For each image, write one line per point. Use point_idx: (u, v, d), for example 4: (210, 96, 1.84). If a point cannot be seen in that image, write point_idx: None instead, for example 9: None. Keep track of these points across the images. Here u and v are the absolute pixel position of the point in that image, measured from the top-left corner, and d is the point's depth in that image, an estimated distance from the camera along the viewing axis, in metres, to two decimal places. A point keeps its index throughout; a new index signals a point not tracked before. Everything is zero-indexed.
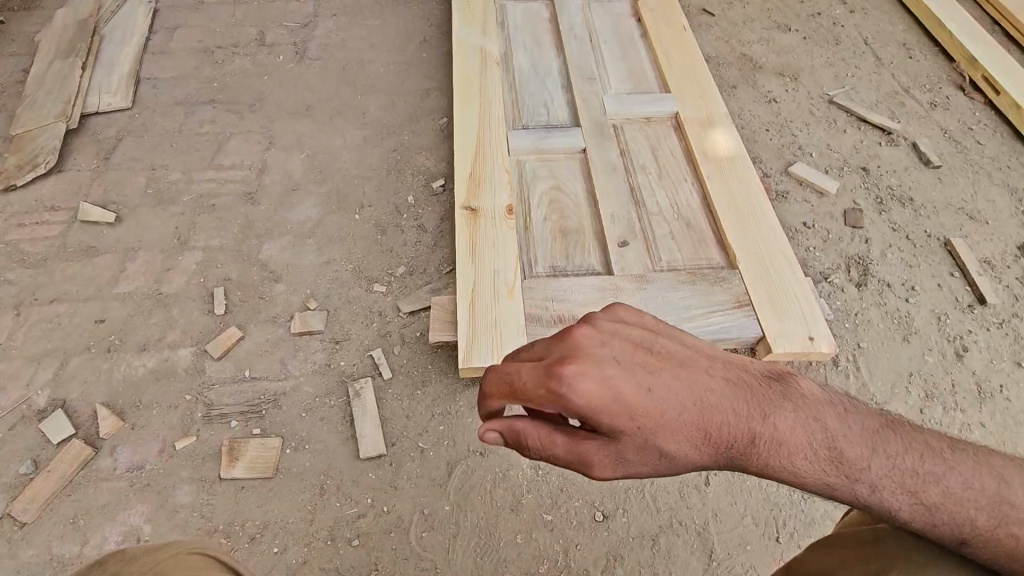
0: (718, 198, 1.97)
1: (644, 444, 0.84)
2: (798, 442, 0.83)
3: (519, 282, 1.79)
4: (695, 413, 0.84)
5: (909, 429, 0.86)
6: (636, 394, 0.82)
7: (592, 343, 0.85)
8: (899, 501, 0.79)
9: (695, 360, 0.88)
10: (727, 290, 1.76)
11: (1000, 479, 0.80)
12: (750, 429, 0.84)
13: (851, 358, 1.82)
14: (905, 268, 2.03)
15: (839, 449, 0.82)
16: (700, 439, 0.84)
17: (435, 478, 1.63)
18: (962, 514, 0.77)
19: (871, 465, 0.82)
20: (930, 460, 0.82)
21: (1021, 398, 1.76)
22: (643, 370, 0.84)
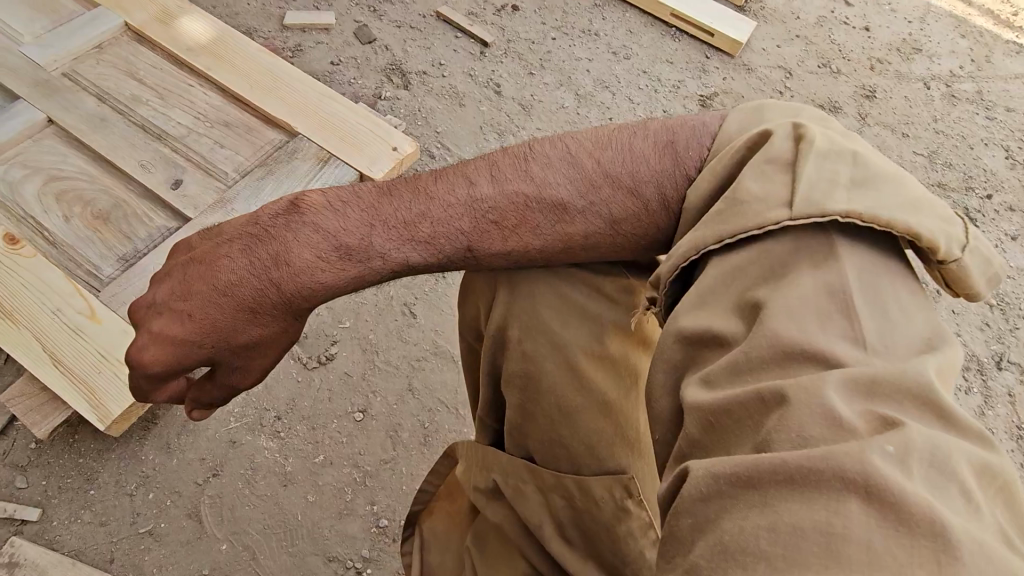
0: (235, 84, 1.77)
1: (245, 345, 0.84)
2: (376, 246, 0.81)
3: (96, 302, 1.41)
4: (254, 289, 0.80)
5: (491, 157, 0.85)
6: (188, 315, 0.81)
7: (145, 303, 0.85)
8: (500, 239, 0.80)
9: (237, 238, 0.83)
10: (306, 157, 1.69)
11: (572, 157, 0.82)
12: (319, 266, 0.80)
13: (439, 144, 2.04)
14: (426, 51, 2.25)
15: (421, 223, 0.81)
16: (280, 310, 0.82)
17: (189, 538, 1.35)
18: (515, 208, 0.81)
19: (427, 224, 0.81)
20: (513, 175, 0.82)
21: (547, 95, 2.22)
22: (200, 284, 0.82)
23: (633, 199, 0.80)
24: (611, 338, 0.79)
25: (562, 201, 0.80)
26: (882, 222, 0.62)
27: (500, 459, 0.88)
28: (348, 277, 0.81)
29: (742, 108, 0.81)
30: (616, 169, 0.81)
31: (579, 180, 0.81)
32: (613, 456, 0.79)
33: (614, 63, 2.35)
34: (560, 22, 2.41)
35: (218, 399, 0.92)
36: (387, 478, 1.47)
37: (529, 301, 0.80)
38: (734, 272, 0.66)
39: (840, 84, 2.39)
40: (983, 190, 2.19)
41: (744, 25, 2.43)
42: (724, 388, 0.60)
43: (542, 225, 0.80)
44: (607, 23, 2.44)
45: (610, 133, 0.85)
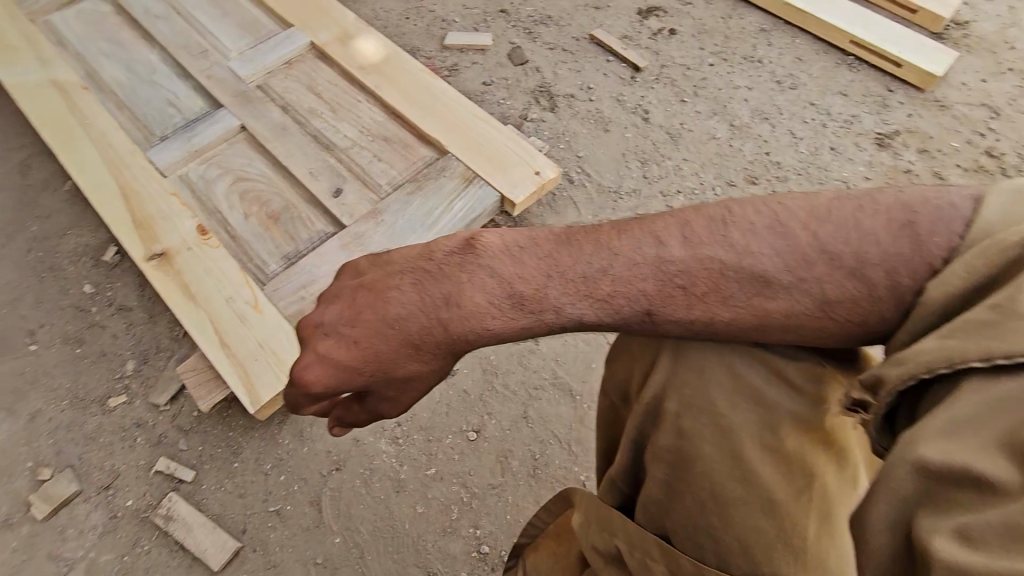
0: (397, 102, 1.88)
1: (401, 378, 0.86)
2: (551, 298, 0.79)
3: (261, 293, 1.58)
4: (421, 326, 0.82)
5: (683, 214, 0.79)
6: (354, 343, 0.85)
7: (315, 322, 0.90)
8: (686, 307, 0.73)
9: (408, 271, 0.86)
10: (453, 175, 1.75)
11: (784, 226, 0.74)
12: (490, 312, 0.80)
13: (579, 169, 2.01)
14: (576, 74, 2.24)
15: (599, 280, 0.78)
16: (442, 349, 0.83)
17: (308, 525, 1.45)
18: (706, 272, 0.74)
19: (609, 280, 0.77)
20: (712, 239, 0.75)
21: (698, 124, 2.10)
22: (369, 315, 0.85)
23: (855, 281, 0.70)
24: (789, 431, 0.69)
25: (766, 274, 0.73)
26: None
27: (627, 527, 0.78)
28: (520, 326, 0.80)
29: (1000, 187, 0.69)
30: (836, 246, 0.72)
31: (790, 253, 0.72)
32: (771, 560, 0.68)
33: (777, 93, 2.16)
34: (719, 48, 2.28)
35: (362, 419, 0.96)
36: (493, 504, 1.46)
37: (696, 377, 0.72)
38: (1000, 399, 0.55)
39: None
40: None
41: (942, 56, 2.12)
42: (993, 552, 0.49)
43: (739, 299, 0.73)
44: (773, 50, 2.26)
45: (830, 200, 0.75)
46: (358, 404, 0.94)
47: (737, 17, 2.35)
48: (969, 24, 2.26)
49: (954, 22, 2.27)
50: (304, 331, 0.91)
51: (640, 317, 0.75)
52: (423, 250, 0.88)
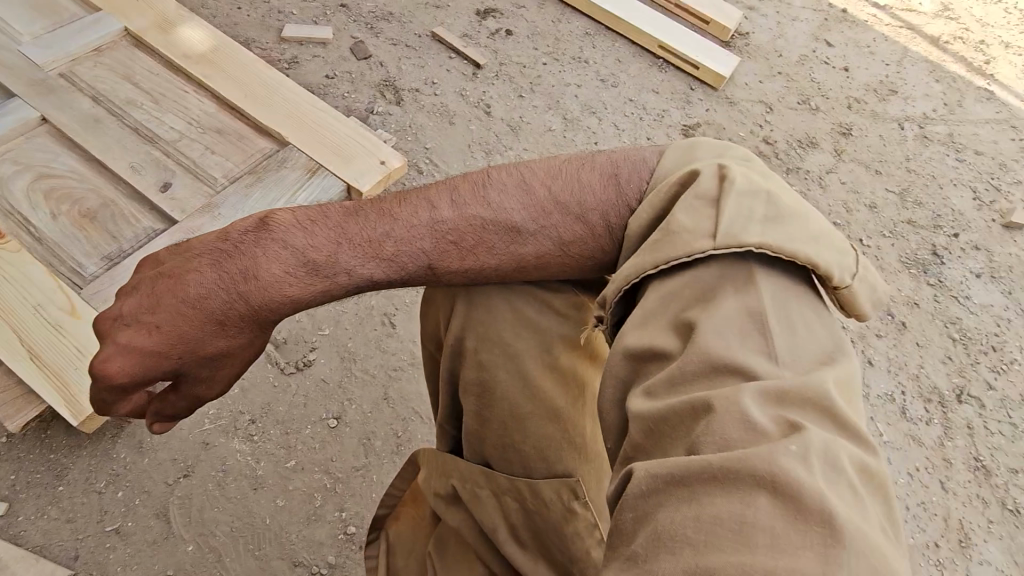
0: (229, 94, 1.81)
1: (211, 355, 0.88)
2: (341, 262, 0.85)
3: (78, 300, 1.44)
4: (221, 302, 0.85)
5: (453, 182, 0.89)
6: (155, 328, 0.85)
7: (112, 314, 0.88)
8: (458, 260, 0.84)
9: (205, 252, 0.88)
10: (295, 166, 1.73)
11: (530, 184, 0.86)
12: (285, 280, 0.84)
13: (427, 160, 2.09)
14: (420, 69, 2.31)
15: (385, 243, 0.85)
16: (244, 322, 0.86)
17: (154, 538, 1.36)
18: (473, 230, 0.84)
19: (391, 244, 0.85)
20: (470, 199, 0.86)
21: (535, 117, 2.29)
22: (168, 298, 0.86)
23: (582, 226, 0.83)
24: (561, 351, 0.85)
25: (518, 225, 0.84)
26: (790, 253, 0.69)
27: (458, 464, 0.92)
28: (315, 291, 0.85)
29: (676, 145, 0.87)
30: (568, 197, 0.85)
31: (527, 206, 0.85)
32: (563, 462, 0.84)
33: (602, 89, 2.42)
34: (551, 48, 2.49)
35: (183, 408, 0.95)
36: (357, 485, 1.49)
37: (486, 315, 0.85)
38: (668, 294, 0.70)
39: (818, 120, 2.49)
40: (951, 229, 2.27)
41: (728, 60, 2.53)
42: (662, 398, 0.64)
43: (498, 248, 0.84)
44: (597, 52, 2.53)
45: (562, 162, 0.89)
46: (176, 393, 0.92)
47: (565, 21, 2.59)
48: (748, 35, 2.71)
49: (737, 33, 2.71)
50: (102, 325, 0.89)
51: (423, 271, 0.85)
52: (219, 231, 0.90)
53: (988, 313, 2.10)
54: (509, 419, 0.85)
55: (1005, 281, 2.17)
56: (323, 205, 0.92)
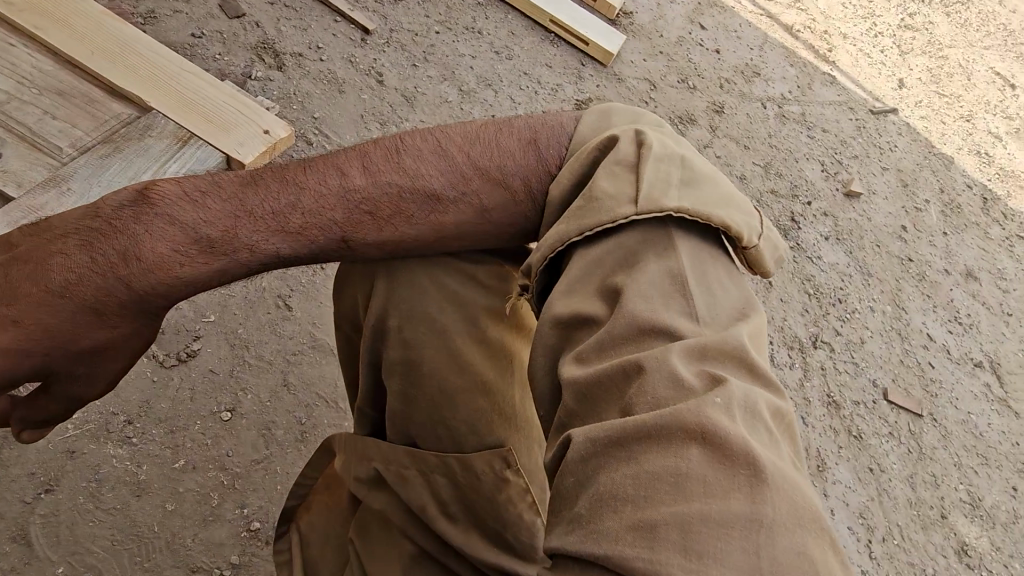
0: (70, 49, 1.55)
1: (89, 348, 0.78)
2: (242, 237, 0.80)
3: None
4: (96, 287, 0.76)
5: (363, 148, 0.86)
6: (13, 320, 0.74)
7: None
8: (372, 230, 0.81)
9: (74, 233, 0.79)
10: (161, 134, 1.53)
11: (445, 149, 0.85)
12: (176, 259, 0.77)
13: (316, 131, 1.96)
14: (302, 33, 2.14)
15: (288, 214, 0.81)
16: (127, 309, 0.78)
17: (14, 565, 1.19)
18: (387, 197, 0.82)
19: (298, 215, 0.81)
20: (383, 166, 0.83)
21: (430, 88, 2.22)
22: (28, 286, 0.75)
23: (504, 190, 0.83)
24: (487, 322, 0.84)
25: (436, 192, 0.82)
26: (707, 216, 0.73)
27: (381, 447, 0.89)
28: (213, 269, 0.79)
29: (591, 110, 0.89)
30: (487, 162, 0.84)
31: (444, 171, 0.83)
32: (492, 432, 0.84)
33: (497, 62, 2.41)
34: (443, 17, 2.42)
35: (58, 410, 0.82)
36: (259, 479, 1.39)
37: (408, 288, 0.82)
38: (593, 260, 0.73)
39: (695, 99, 2.68)
40: (806, 197, 2.57)
41: (615, 37, 2.62)
42: (595, 362, 0.66)
43: (415, 216, 0.82)
44: (489, 23, 2.50)
45: (478, 125, 0.88)
46: (46, 396, 0.80)
47: None
48: (631, 14, 2.83)
49: (622, 12, 2.81)
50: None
51: (335, 242, 0.81)
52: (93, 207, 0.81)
53: (836, 270, 2.42)
54: (435, 394, 0.83)
55: (848, 242, 2.51)
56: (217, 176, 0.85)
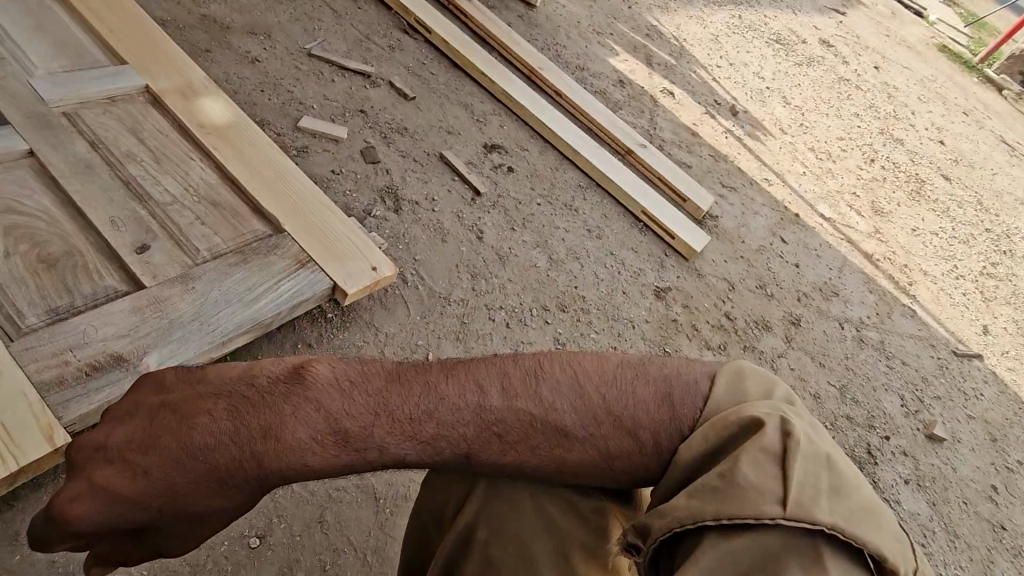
0: (235, 170, 1.80)
1: (196, 511, 0.81)
2: (374, 437, 0.82)
3: (4, 348, 1.25)
4: (230, 458, 0.79)
5: (504, 364, 0.88)
6: (140, 473, 0.78)
7: (95, 444, 0.81)
8: (500, 454, 0.83)
9: (224, 395, 0.83)
10: (284, 255, 1.68)
11: (581, 382, 0.86)
12: (310, 447, 0.80)
13: (414, 272, 2.11)
14: (423, 184, 2.41)
15: (423, 422, 0.83)
16: (247, 484, 0.80)
17: None
18: (521, 424, 0.83)
19: (431, 424, 0.83)
20: (521, 390, 0.85)
21: (523, 251, 2.38)
22: (166, 441, 0.79)
23: (633, 438, 0.84)
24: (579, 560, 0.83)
25: (567, 428, 0.84)
26: (862, 540, 0.68)
27: None
28: (338, 462, 0.81)
29: (725, 367, 0.88)
30: (621, 408, 0.85)
31: (579, 410, 0.84)
32: None
33: (587, 238, 2.58)
34: (546, 192, 2.68)
35: (137, 555, 0.85)
36: None
37: (511, 509, 0.86)
38: (729, 558, 0.68)
39: (772, 306, 2.72)
40: (883, 431, 2.43)
41: (700, 236, 2.78)
42: None
43: (543, 448, 0.83)
44: (586, 203, 2.73)
45: (614, 359, 0.90)
46: (137, 538, 0.83)
47: (561, 170, 2.81)
48: (717, 218, 3.02)
49: (709, 214, 3.01)
50: (78, 451, 0.82)
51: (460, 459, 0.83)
52: (243, 372, 0.86)
53: (914, 521, 2.20)
54: None
55: (929, 491, 2.30)
56: (362, 363, 0.89)
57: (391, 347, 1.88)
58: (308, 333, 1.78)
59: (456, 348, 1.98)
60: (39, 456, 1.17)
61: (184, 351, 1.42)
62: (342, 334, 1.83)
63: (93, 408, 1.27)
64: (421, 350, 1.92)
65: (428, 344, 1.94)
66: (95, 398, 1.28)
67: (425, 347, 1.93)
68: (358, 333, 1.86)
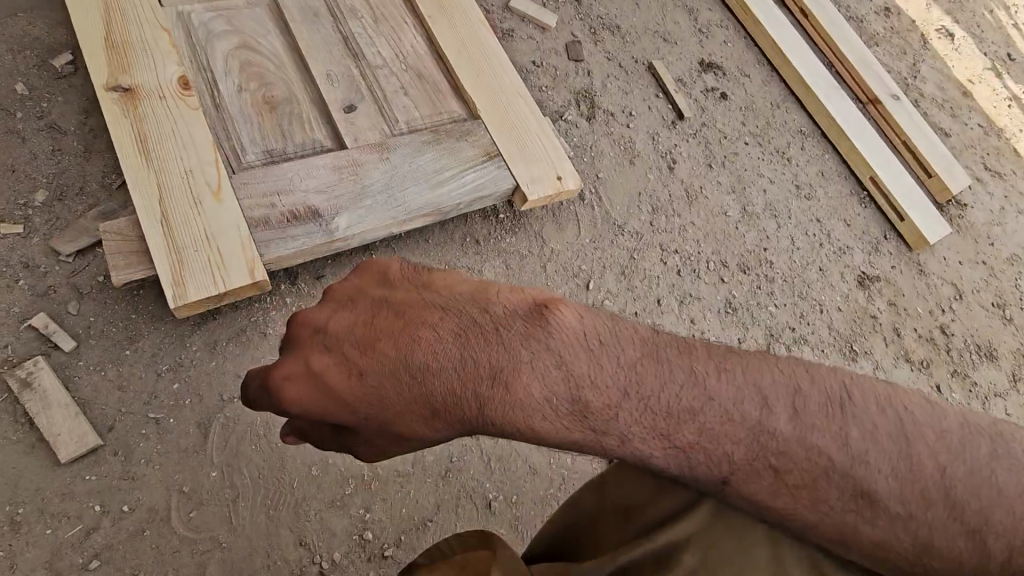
0: (445, 42, 1.72)
1: (400, 433, 0.77)
2: (618, 421, 0.73)
3: (228, 179, 1.35)
4: (449, 387, 0.74)
5: (798, 383, 0.75)
6: (359, 374, 0.75)
7: (319, 327, 0.80)
8: (771, 493, 0.71)
9: (455, 316, 0.78)
10: (475, 144, 1.60)
11: (902, 432, 0.72)
12: (541, 409, 0.73)
13: (593, 190, 1.95)
14: (623, 95, 2.17)
15: (676, 419, 0.73)
16: (463, 423, 0.74)
17: (187, 446, 1.32)
18: (809, 463, 0.71)
19: (693, 427, 0.73)
20: (816, 421, 0.73)
21: (714, 194, 2.10)
22: (387, 350, 0.76)
23: (968, 539, 0.68)
24: None
25: (872, 492, 0.70)
26: None
27: None
28: (570, 436, 0.73)
29: None
30: (966, 492, 0.69)
31: (898, 475, 0.70)
32: None
33: (792, 196, 2.21)
34: (759, 131, 2.29)
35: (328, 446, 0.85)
36: (391, 490, 1.39)
37: (740, 546, 0.72)
38: None
39: (1004, 333, 2.19)
40: None
41: (938, 225, 2.25)
42: None
43: (833, 504, 0.70)
44: (803, 155, 2.30)
45: (916, 406, 0.75)
46: (332, 432, 0.82)
47: (783, 109, 2.38)
48: (966, 207, 2.42)
49: (956, 200, 2.41)
50: (298, 327, 0.82)
51: (716, 482, 0.72)
52: (480, 300, 0.80)
53: None
54: None
55: None
56: (614, 328, 0.80)
57: (553, 264, 1.80)
58: (477, 228, 1.75)
59: (618, 283, 1.85)
60: (242, 284, 1.27)
61: (371, 218, 1.43)
62: (509, 237, 1.77)
63: (287, 252, 1.35)
64: (582, 276, 1.82)
65: (590, 270, 1.83)
66: (292, 244, 1.35)
67: (586, 274, 1.82)
68: (525, 240, 1.79)
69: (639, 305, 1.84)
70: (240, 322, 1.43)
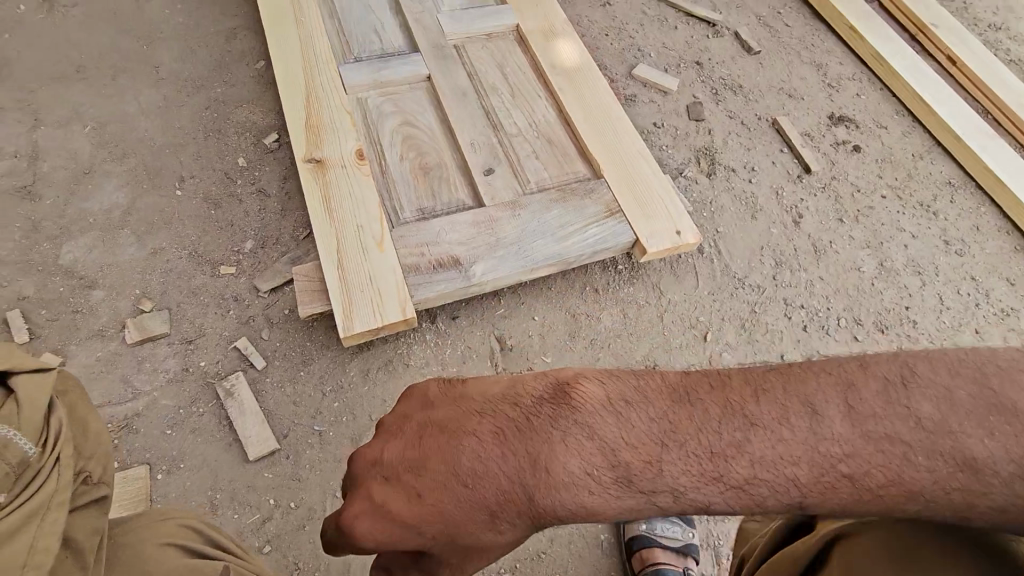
0: (573, 111, 1.90)
1: (467, 543, 0.72)
2: (666, 479, 0.67)
3: (388, 232, 1.61)
4: (497, 485, 0.70)
5: (847, 373, 0.68)
6: (416, 496, 0.71)
7: (369, 458, 0.77)
8: (852, 503, 0.63)
9: (487, 415, 0.75)
10: (599, 201, 1.74)
11: (983, 387, 0.62)
12: (586, 484, 0.68)
13: (712, 244, 1.99)
14: (745, 152, 2.20)
15: (720, 456, 0.67)
16: (521, 519, 0.70)
17: (342, 457, 1.55)
18: (891, 471, 0.62)
19: (754, 471, 0.65)
20: (877, 412, 0.64)
21: (845, 249, 2.03)
22: (430, 465, 0.72)
23: None
24: None
25: (973, 460, 0.60)
26: None
27: None
28: (622, 505, 0.68)
29: None
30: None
31: (994, 435, 0.60)
32: None
33: (940, 252, 2.05)
34: (899, 184, 2.18)
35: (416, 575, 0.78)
36: None
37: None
38: None
39: None
40: None
41: None
42: None
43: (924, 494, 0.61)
44: (952, 208, 2.14)
45: (994, 369, 0.63)
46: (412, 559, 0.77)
47: (927, 160, 2.24)
48: None
49: None
50: (356, 466, 0.79)
51: (792, 507, 0.64)
52: (505, 388, 0.78)
53: None
54: None
55: None
56: (637, 381, 0.75)
57: (670, 315, 1.85)
58: (596, 278, 1.86)
59: (739, 336, 1.84)
60: (396, 321, 1.49)
61: (504, 268, 1.61)
62: (627, 288, 1.86)
63: (432, 294, 1.55)
64: (700, 328, 1.84)
65: (708, 322, 1.85)
66: (437, 288, 1.56)
67: (704, 326, 1.84)
68: (643, 291, 1.87)
69: (763, 359, 1.81)
70: (390, 353, 1.67)
